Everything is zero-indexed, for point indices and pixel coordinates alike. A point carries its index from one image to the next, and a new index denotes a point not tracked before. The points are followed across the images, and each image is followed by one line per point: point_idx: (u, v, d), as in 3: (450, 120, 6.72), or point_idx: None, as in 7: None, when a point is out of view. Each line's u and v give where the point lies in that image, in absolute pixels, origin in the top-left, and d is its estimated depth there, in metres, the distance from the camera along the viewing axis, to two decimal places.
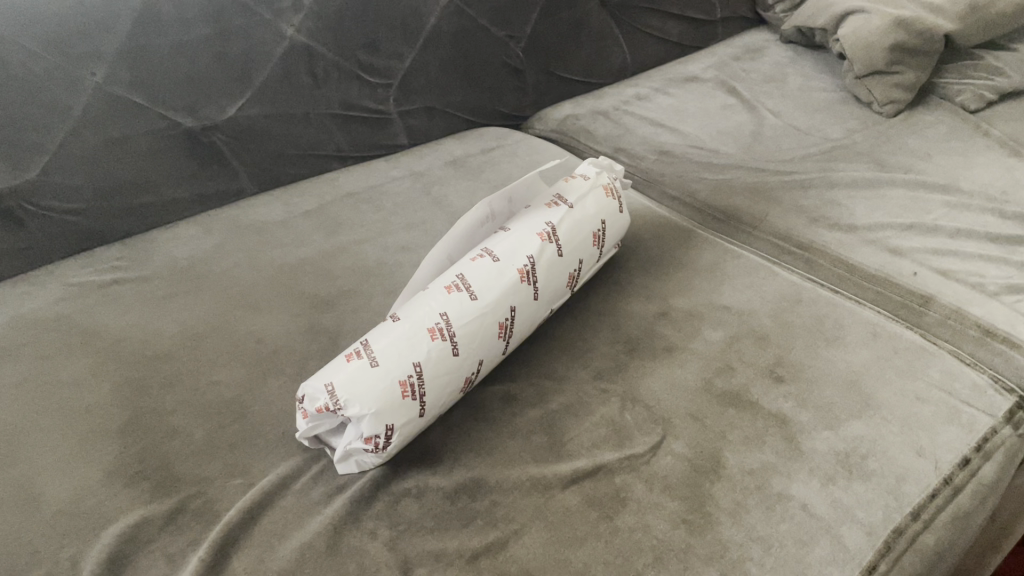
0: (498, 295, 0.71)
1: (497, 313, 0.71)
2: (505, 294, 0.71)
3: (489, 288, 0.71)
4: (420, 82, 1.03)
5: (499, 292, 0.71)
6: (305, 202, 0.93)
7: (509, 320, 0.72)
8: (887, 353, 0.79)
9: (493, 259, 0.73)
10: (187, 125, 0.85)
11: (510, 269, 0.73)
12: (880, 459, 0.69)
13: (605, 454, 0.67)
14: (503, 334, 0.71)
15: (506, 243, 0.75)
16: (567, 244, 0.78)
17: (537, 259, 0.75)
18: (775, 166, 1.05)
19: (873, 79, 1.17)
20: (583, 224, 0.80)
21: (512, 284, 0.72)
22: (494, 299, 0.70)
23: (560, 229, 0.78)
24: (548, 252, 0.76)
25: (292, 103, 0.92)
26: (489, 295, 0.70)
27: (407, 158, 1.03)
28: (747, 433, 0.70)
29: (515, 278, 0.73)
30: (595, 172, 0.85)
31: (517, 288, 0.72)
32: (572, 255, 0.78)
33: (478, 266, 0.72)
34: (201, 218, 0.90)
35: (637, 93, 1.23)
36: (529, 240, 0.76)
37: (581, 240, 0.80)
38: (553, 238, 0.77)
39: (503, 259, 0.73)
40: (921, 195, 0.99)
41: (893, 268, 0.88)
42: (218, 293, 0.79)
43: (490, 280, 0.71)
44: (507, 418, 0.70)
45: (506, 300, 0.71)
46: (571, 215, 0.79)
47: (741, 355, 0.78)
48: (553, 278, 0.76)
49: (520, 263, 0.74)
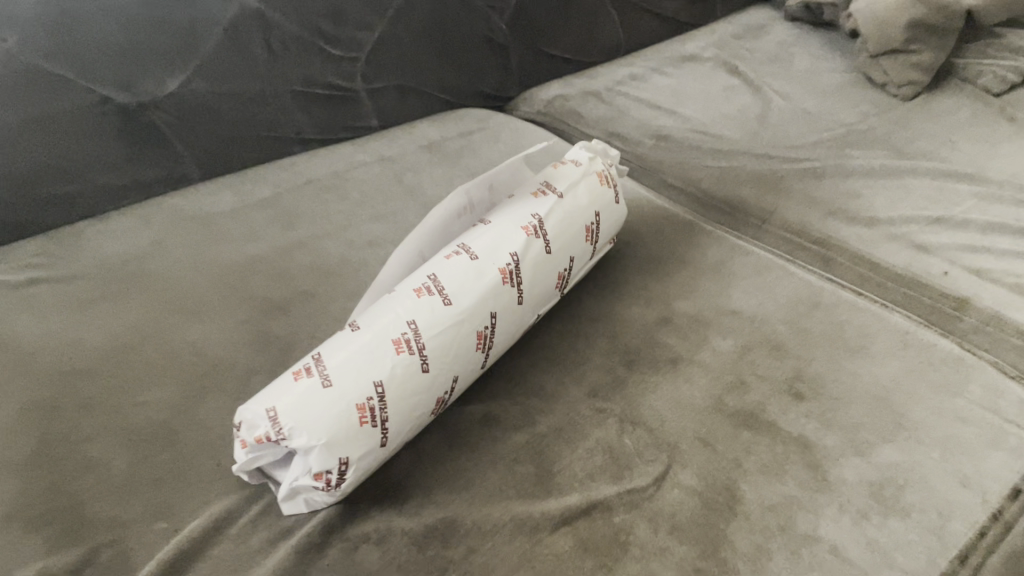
0: (476, 300, 0.61)
1: (476, 321, 0.60)
2: (484, 298, 0.61)
3: (466, 291, 0.60)
4: (392, 57, 0.92)
5: (476, 296, 0.61)
6: (260, 190, 0.82)
7: (489, 329, 0.62)
8: (920, 365, 0.69)
9: (471, 256, 0.63)
10: (121, 102, 0.74)
11: (490, 268, 0.63)
12: (919, 491, 0.59)
13: (601, 487, 0.57)
14: (482, 346, 0.61)
15: (487, 238, 0.65)
16: (556, 239, 0.68)
17: (522, 257, 0.64)
18: (785, 153, 0.95)
19: (888, 58, 1.07)
20: (574, 216, 0.70)
21: (492, 287, 0.62)
22: (471, 305, 0.60)
23: (548, 222, 0.67)
24: (534, 249, 0.66)
25: (244, 77, 0.81)
26: (465, 299, 0.60)
27: (377, 142, 0.92)
28: (765, 460, 0.60)
29: (497, 279, 0.62)
30: (588, 157, 0.75)
31: (499, 290, 0.62)
32: (562, 252, 0.68)
33: (453, 265, 0.62)
34: (140, 208, 0.78)
35: (631, 73, 1.13)
36: (513, 235, 0.65)
37: (573, 235, 0.69)
38: (540, 232, 0.66)
39: (482, 257, 0.63)
40: (946, 186, 0.89)
41: (921, 267, 0.78)
42: (153, 297, 0.68)
43: (467, 281, 0.61)
44: (488, 443, 0.60)
45: (486, 306, 0.61)
46: (561, 206, 0.69)
47: (756, 367, 0.68)
48: (540, 279, 0.66)
49: (502, 262, 0.63)
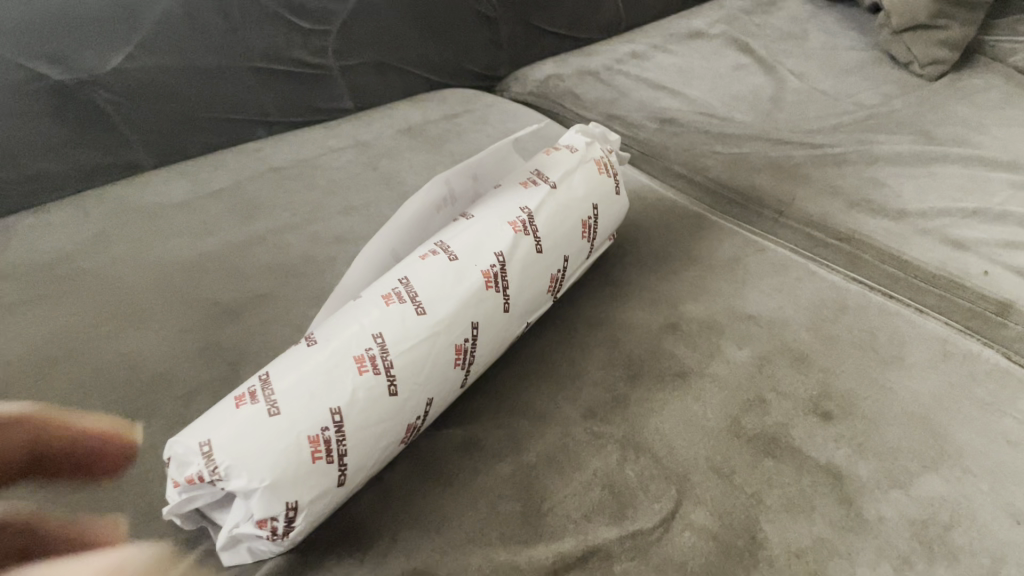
0: (455, 308, 0.52)
1: (454, 332, 0.52)
2: (464, 306, 0.52)
3: (443, 299, 0.52)
4: (368, 30, 0.83)
5: (455, 303, 0.52)
6: (218, 178, 0.73)
7: (470, 342, 0.53)
8: (962, 379, 0.61)
9: (450, 257, 0.54)
10: (57, 80, 0.64)
11: (472, 270, 0.54)
12: (969, 530, 0.51)
13: (600, 529, 0.49)
14: (461, 361, 0.53)
15: (468, 235, 0.56)
16: (548, 236, 0.59)
17: (508, 258, 0.56)
18: (801, 137, 0.87)
19: (912, 34, 0.98)
20: (569, 209, 0.61)
21: (474, 293, 0.53)
22: (449, 314, 0.52)
23: (539, 216, 0.59)
24: (523, 247, 0.57)
25: (198, 51, 0.72)
26: (442, 307, 0.51)
27: (351, 125, 0.84)
28: (790, 494, 0.52)
29: (479, 283, 0.54)
30: (585, 142, 0.66)
31: (481, 296, 0.54)
32: (555, 251, 0.60)
33: (429, 266, 0.53)
34: (80, 199, 0.69)
35: (632, 51, 1.04)
36: (498, 232, 0.57)
37: (568, 231, 0.61)
38: (530, 228, 0.58)
39: (463, 257, 0.54)
40: (980, 174, 0.81)
41: (958, 265, 0.69)
42: (87, 300, 0.59)
43: (444, 286, 0.52)
44: (468, 475, 0.52)
45: (466, 315, 0.52)
46: (554, 197, 0.60)
47: (776, 382, 0.60)
48: (530, 282, 0.57)
49: (485, 263, 0.55)
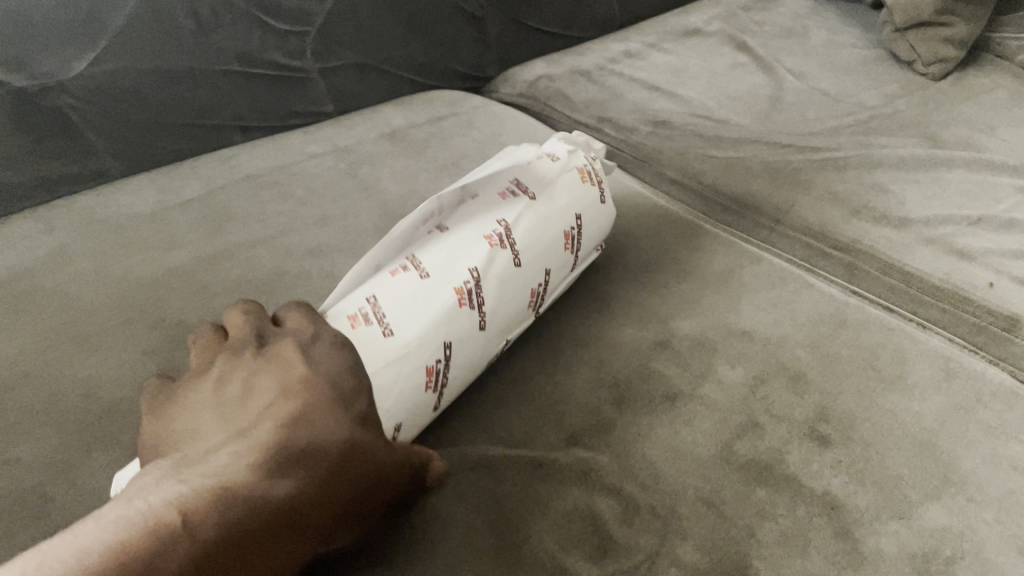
0: (426, 328, 0.49)
1: (425, 354, 0.48)
2: (435, 326, 0.49)
3: (412, 319, 0.49)
4: (348, 31, 0.80)
5: (426, 324, 0.49)
6: (189, 187, 0.70)
7: (444, 364, 0.50)
8: (968, 401, 0.58)
9: (421, 274, 0.51)
10: (17, 86, 0.61)
11: (444, 288, 0.51)
12: (974, 566, 0.48)
13: (581, 566, 0.46)
14: (434, 384, 0.49)
15: (440, 249, 0.53)
16: (527, 249, 0.56)
17: (483, 274, 0.53)
18: (800, 141, 0.83)
19: (916, 32, 0.95)
20: (550, 220, 0.58)
21: (446, 311, 0.50)
22: (419, 335, 0.49)
23: (517, 229, 0.56)
24: (499, 262, 0.54)
25: (168, 53, 0.68)
26: (412, 328, 0.49)
27: (332, 129, 0.81)
28: (784, 527, 0.49)
29: (452, 300, 0.51)
30: (566, 150, 0.63)
31: (455, 315, 0.50)
32: (535, 264, 0.56)
33: (399, 285, 0.50)
34: (44, 210, 0.66)
35: (626, 49, 1.00)
36: (472, 247, 0.54)
37: (549, 243, 0.58)
38: (507, 242, 0.55)
39: (435, 274, 0.51)
40: (987, 179, 0.78)
41: (964, 277, 0.66)
42: (41, 321, 0.56)
43: (414, 306, 0.49)
44: (441, 506, 0.49)
45: (439, 335, 0.49)
46: (532, 209, 0.58)
47: (771, 404, 0.57)
48: (508, 298, 0.54)
49: (458, 279, 0.52)
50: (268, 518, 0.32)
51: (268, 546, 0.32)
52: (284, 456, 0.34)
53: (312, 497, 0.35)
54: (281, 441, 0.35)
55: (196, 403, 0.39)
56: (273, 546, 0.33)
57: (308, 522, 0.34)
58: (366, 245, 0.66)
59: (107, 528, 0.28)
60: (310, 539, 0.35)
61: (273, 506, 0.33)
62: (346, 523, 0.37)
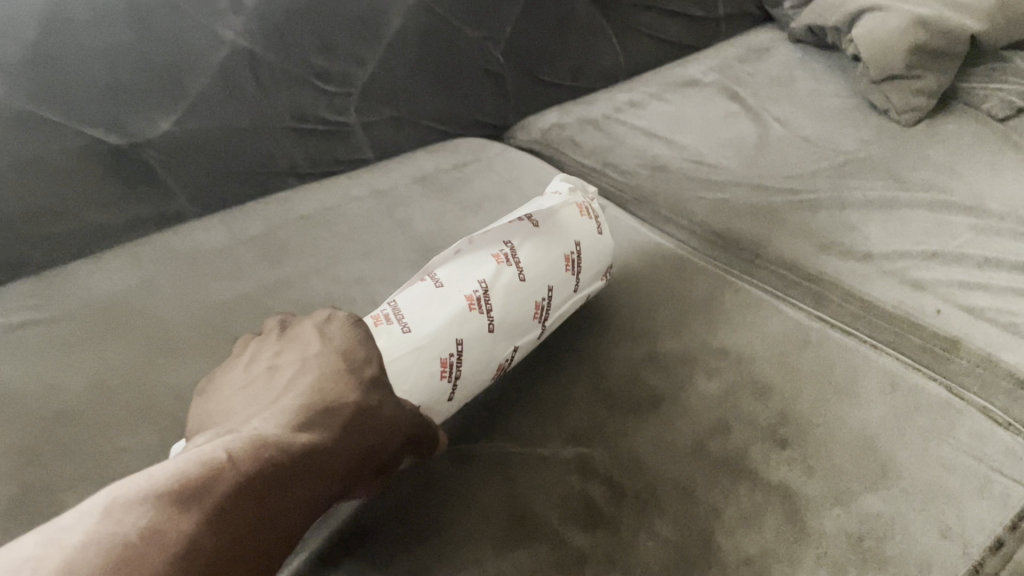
0: (440, 327, 0.61)
1: (439, 348, 0.60)
2: (448, 325, 0.61)
3: (427, 319, 0.61)
4: (385, 90, 0.92)
5: (438, 323, 0.61)
6: (252, 225, 0.83)
7: (456, 357, 0.61)
8: (907, 409, 0.68)
9: (437, 283, 0.63)
10: (113, 143, 0.74)
11: (455, 295, 0.63)
12: (901, 543, 0.58)
13: (576, 537, 0.57)
14: (447, 374, 0.61)
15: (455, 265, 0.65)
16: (530, 267, 0.67)
17: (490, 285, 0.64)
18: (780, 184, 0.94)
19: (890, 84, 1.06)
20: (552, 245, 0.69)
21: (457, 314, 0.62)
22: (434, 331, 0.60)
23: (521, 251, 0.67)
24: (505, 276, 0.65)
25: (235, 113, 0.81)
26: (428, 326, 0.60)
27: (371, 174, 0.93)
28: (744, 509, 0.60)
29: (462, 305, 0.62)
30: (569, 189, 0.74)
31: (465, 318, 0.62)
32: (538, 280, 0.67)
33: (417, 291, 0.63)
34: (132, 247, 0.79)
35: (630, 99, 1.12)
36: (483, 264, 0.65)
37: (550, 263, 0.68)
38: (512, 260, 0.66)
39: (448, 285, 0.63)
40: (945, 218, 0.88)
41: (914, 304, 0.78)
42: (137, 338, 0.69)
43: (428, 309, 0.61)
44: (463, 488, 0.60)
45: (450, 332, 0.61)
46: (535, 235, 0.69)
47: (740, 410, 0.68)
48: (514, 306, 0.65)
49: (469, 289, 0.63)
50: (298, 460, 0.43)
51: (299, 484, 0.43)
52: (305, 419, 0.46)
53: (328, 449, 0.46)
54: (303, 409, 0.46)
55: (236, 398, 0.51)
56: (299, 479, 0.43)
57: (327, 468, 0.45)
58: (401, 275, 0.78)
59: (171, 464, 0.38)
60: (328, 481, 0.45)
61: (298, 447, 0.43)
62: (354, 471, 0.48)
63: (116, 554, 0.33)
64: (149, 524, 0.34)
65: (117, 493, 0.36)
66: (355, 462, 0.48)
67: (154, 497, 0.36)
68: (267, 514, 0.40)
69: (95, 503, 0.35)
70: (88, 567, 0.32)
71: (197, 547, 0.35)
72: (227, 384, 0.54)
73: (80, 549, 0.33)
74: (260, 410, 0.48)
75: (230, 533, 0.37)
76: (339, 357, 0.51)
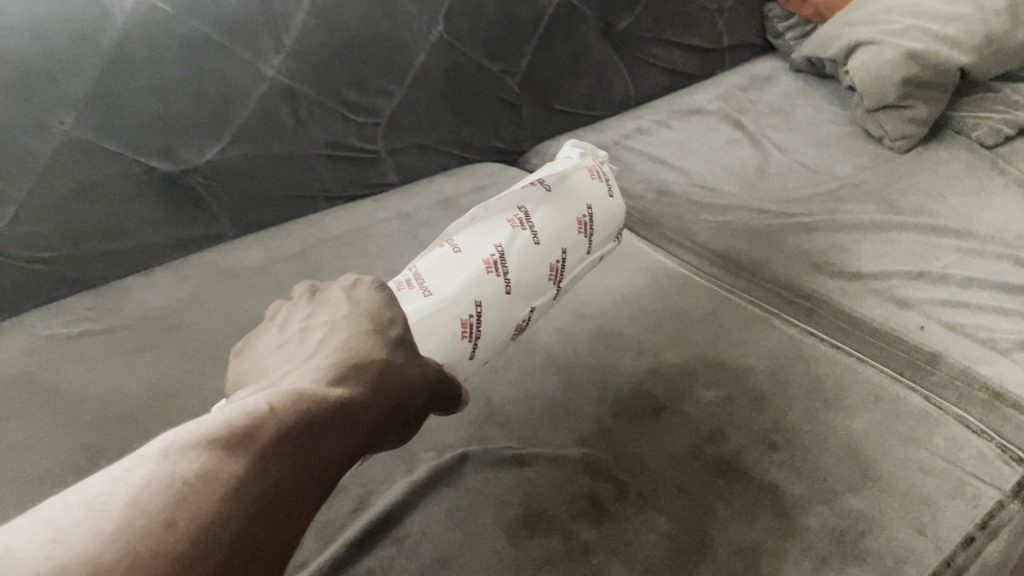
0: (460, 289, 0.66)
1: (459, 308, 0.65)
2: (466, 287, 0.66)
3: (447, 283, 0.66)
4: (410, 119, 0.99)
5: (458, 285, 0.66)
6: (288, 244, 0.90)
7: (475, 318, 0.66)
8: (890, 417, 0.74)
9: (455, 249, 0.69)
10: (164, 170, 0.82)
11: (474, 260, 0.68)
12: (879, 537, 0.64)
13: (583, 529, 0.63)
14: (469, 334, 0.66)
15: (472, 231, 0.70)
16: (545, 230, 0.72)
17: (506, 249, 0.69)
18: (779, 207, 1.01)
19: (885, 113, 1.12)
20: (565, 208, 0.74)
21: (475, 276, 0.67)
22: (454, 292, 0.66)
23: (535, 215, 0.72)
24: (520, 239, 0.70)
25: (274, 143, 0.88)
26: (447, 288, 0.66)
27: (396, 197, 1.00)
28: (736, 506, 0.66)
29: (481, 268, 0.68)
30: (579, 155, 0.79)
31: (483, 279, 0.67)
32: (553, 242, 0.72)
33: (437, 257, 0.68)
34: (179, 265, 0.86)
35: (638, 126, 1.19)
36: (498, 228, 0.70)
37: (563, 225, 0.73)
38: (527, 224, 0.71)
39: (466, 250, 0.69)
40: (932, 240, 0.95)
41: (900, 321, 0.84)
42: (187, 348, 0.76)
43: (448, 272, 0.67)
44: (480, 484, 0.67)
45: (470, 294, 0.66)
46: (549, 199, 0.74)
47: (735, 417, 0.74)
48: (530, 268, 0.70)
49: (486, 253, 0.68)
50: (340, 409, 0.42)
51: (343, 431, 0.42)
52: (340, 375, 0.45)
53: (365, 401, 0.45)
54: (336, 367, 0.46)
55: (269, 361, 0.51)
56: (343, 428, 0.42)
57: (366, 419, 0.44)
58: None
59: (214, 416, 0.38)
60: (369, 433, 0.45)
61: (338, 398, 0.43)
62: (388, 426, 0.48)
63: (176, 491, 0.33)
64: (202, 465, 0.34)
65: (168, 439, 0.36)
66: (388, 418, 0.47)
67: (206, 442, 0.35)
68: (311, 458, 0.39)
69: (148, 449, 0.35)
70: (151, 505, 0.32)
71: (250, 488, 0.35)
72: (261, 348, 0.54)
73: (143, 487, 0.33)
74: (294, 368, 0.48)
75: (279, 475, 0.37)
76: (366, 324, 0.52)
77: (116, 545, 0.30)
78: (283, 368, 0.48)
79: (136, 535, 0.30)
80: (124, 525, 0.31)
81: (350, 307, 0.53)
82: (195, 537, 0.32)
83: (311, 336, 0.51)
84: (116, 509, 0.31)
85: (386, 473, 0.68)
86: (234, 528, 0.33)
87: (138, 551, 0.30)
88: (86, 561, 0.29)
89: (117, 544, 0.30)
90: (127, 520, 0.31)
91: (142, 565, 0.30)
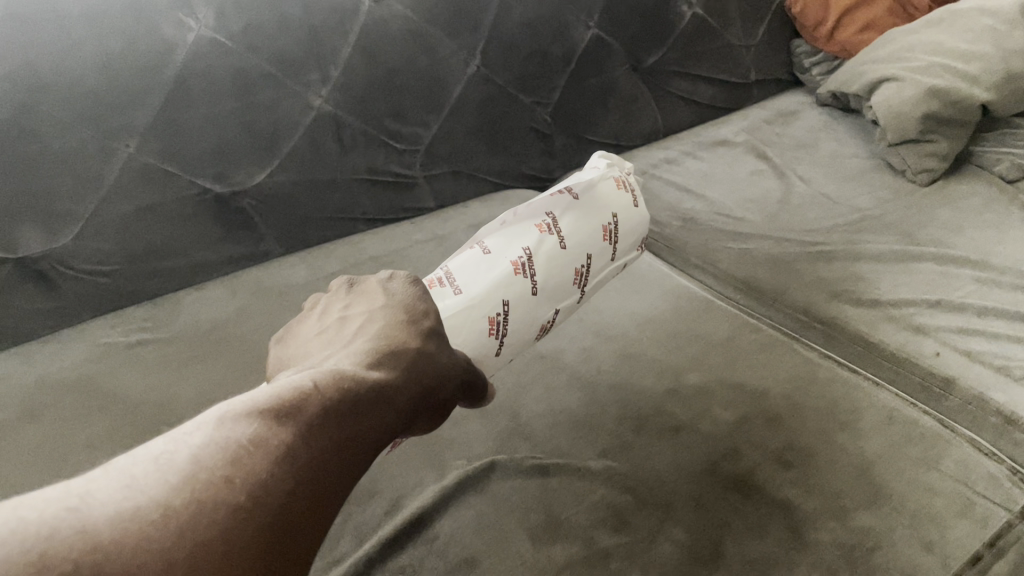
0: (488, 288, 0.70)
1: (485, 307, 0.70)
2: (495, 287, 0.71)
3: (476, 281, 0.71)
4: (445, 148, 1.05)
5: (486, 284, 0.71)
6: (330, 264, 0.95)
7: (502, 316, 0.71)
8: (902, 439, 0.77)
9: (484, 251, 0.73)
10: (217, 192, 0.87)
11: (502, 261, 0.72)
12: (888, 553, 0.67)
13: (603, 536, 0.67)
14: (495, 330, 0.70)
15: (501, 235, 0.75)
16: (571, 236, 0.76)
17: (534, 251, 0.74)
18: (800, 237, 1.04)
19: (907, 146, 1.15)
20: (591, 216, 0.78)
21: (503, 277, 0.71)
22: (482, 291, 0.70)
23: (562, 221, 0.76)
24: (547, 244, 0.74)
25: (319, 169, 0.94)
26: (477, 287, 0.70)
27: (432, 222, 1.05)
28: (750, 521, 0.69)
29: (509, 270, 0.72)
30: (605, 166, 0.83)
31: (510, 280, 0.72)
32: (578, 248, 0.76)
33: (468, 259, 0.73)
34: (228, 281, 0.92)
35: (666, 156, 1.24)
36: (527, 233, 0.75)
37: (588, 231, 0.77)
38: (553, 230, 0.75)
39: (495, 252, 0.73)
40: (951, 270, 0.97)
41: (916, 347, 0.87)
42: (237, 358, 0.81)
43: (478, 271, 0.72)
44: (504, 493, 0.71)
45: (497, 294, 0.71)
46: (576, 206, 0.78)
47: (751, 437, 0.77)
48: (556, 271, 0.74)
49: (514, 255, 0.73)
50: (377, 388, 0.47)
51: (380, 409, 0.47)
52: (375, 360, 0.50)
53: (399, 384, 0.49)
54: (371, 354, 0.51)
55: (308, 344, 0.56)
56: (379, 406, 0.47)
57: (400, 400, 0.49)
58: None
59: (266, 391, 0.43)
60: (404, 412, 0.49)
61: (374, 380, 0.47)
62: (421, 410, 0.52)
63: (231, 452, 0.37)
64: (255, 431, 0.39)
65: (223, 410, 0.41)
66: (422, 401, 0.52)
67: (258, 411, 0.40)
68: (353, 430, 0.44)
69: (205, 418, 0.40)
70: (211, 463, 0.37)
71: (298, 452, 0.40)
72: (303, 331, 0.59)
73: (203, 448, 0.37)
74: (333, 352, 0.53)
75: (323, 443, 0.41)
76: (400, 317, 0.56)
77: (182, 495, 0.35)
78: (324, 352, 0.53)
79: (199, 487, 0.35)
80: (189, 479, 0.36)
81: (388, 301, 0.58)
82: (249, 490, 0.36)
83: (351, 325, 0.56)
84: (181, 465, 0.36)
85: (418, 480, 0.72)
86: (284, 487, 0.38)
87: (199, 500, 0.35)
88: (157, 507, 0.34)
89: (182, 494, 0.35)
90: (191, 475, 0.36)
91: (204, 511, 0.34)
